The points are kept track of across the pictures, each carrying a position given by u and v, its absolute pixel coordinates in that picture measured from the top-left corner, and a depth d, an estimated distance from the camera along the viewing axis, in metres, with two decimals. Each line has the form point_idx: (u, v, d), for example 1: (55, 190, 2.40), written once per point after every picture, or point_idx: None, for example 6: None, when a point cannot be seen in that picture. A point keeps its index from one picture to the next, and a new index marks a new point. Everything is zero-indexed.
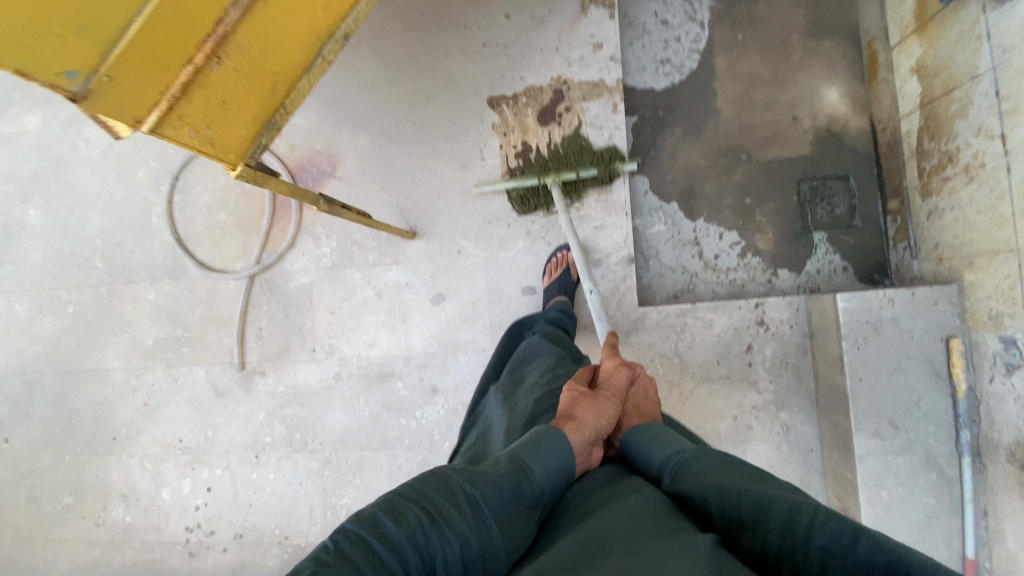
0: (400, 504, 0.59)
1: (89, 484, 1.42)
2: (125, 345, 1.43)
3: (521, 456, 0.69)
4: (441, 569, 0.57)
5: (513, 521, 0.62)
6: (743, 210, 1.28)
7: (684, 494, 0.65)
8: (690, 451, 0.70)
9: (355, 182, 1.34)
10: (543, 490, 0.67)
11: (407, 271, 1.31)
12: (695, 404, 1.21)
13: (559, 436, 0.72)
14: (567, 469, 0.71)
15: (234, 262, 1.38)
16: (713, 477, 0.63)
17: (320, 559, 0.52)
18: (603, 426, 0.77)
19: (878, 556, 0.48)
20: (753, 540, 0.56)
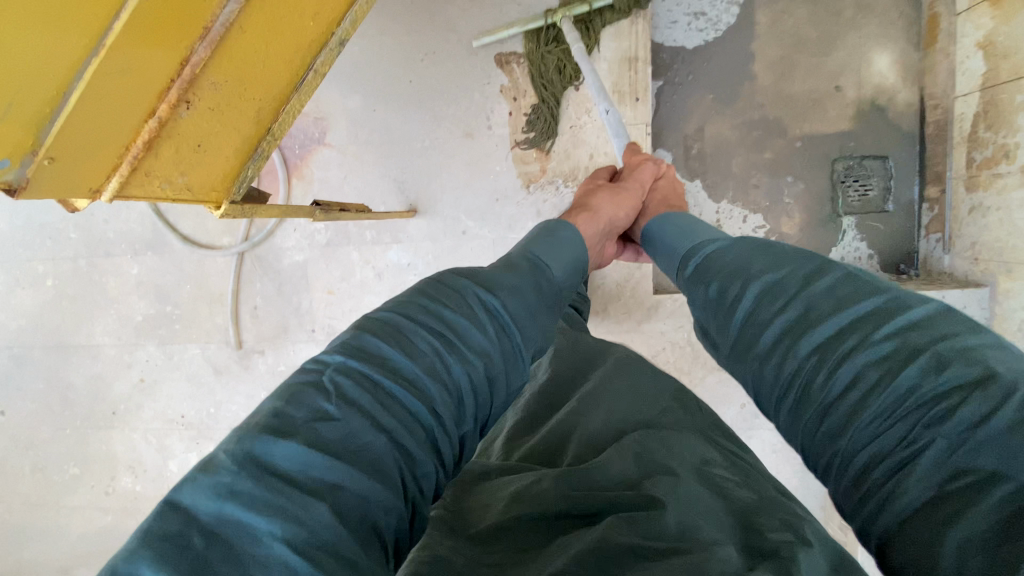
0: (409, 334, 0.54)
1: (95, 455, 1.43)
2: (112, 320, 1.36)
3: (536, 256, 0.73)
4: (467, 391, 0.55)
5: (535, 325, 0.64)
6: (770, 191, 1.19)
7: (720, 292, 0.62)
8: (729, 244, 0.68)
9: (347, 150, 1.21)
10: (556, 286, 0.72)
11: (409, 251, 1.23)
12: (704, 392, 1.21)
13: (569, 233, 0.79)
14: (581, 261, 0.80)
15: (220, 237, 1.28)
16: (757, 280, 0.59)
17: (320, 411, 0.45)
18: (618, 215, 0.94)
19: (929, 376, 0.43)
20: (788, 346, 0.52)
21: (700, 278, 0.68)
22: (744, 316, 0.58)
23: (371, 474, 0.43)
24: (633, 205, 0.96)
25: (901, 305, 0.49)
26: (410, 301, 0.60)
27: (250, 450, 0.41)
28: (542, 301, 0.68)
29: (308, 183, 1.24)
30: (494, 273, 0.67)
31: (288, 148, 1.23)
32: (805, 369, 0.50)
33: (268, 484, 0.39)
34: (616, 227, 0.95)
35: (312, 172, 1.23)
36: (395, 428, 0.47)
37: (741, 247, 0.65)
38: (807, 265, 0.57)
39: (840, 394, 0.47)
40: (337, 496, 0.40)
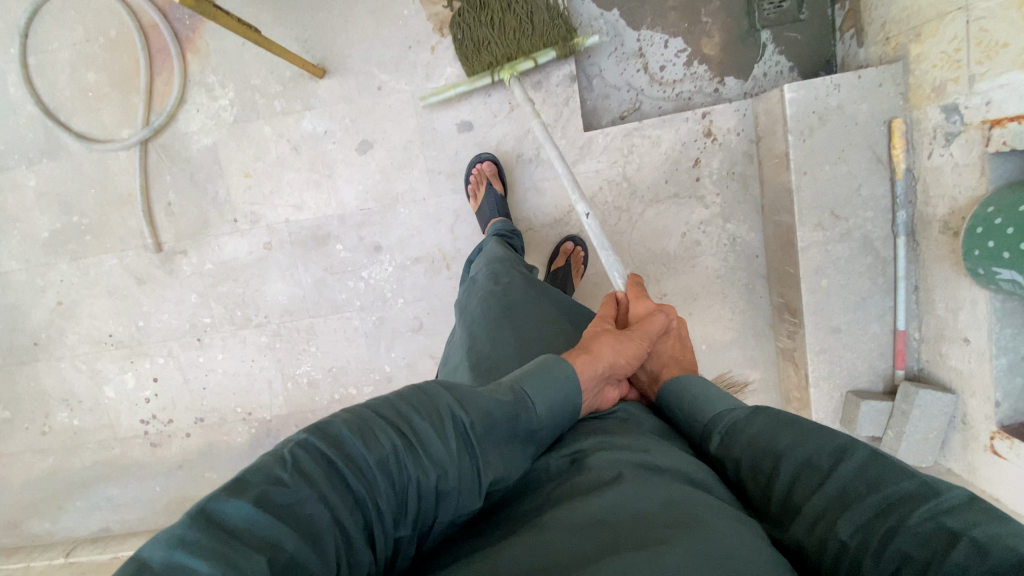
0: (373, 422, 0.48)
1: (24, 392, 1.34)
2: (17, 242, 1.26)
3: (524, 390, 0.59)
4: (415, 498, 0.48)
5: (498, 452, 0.53)
6: (687, 12, 1.16)
7: (749, 468, 0.54)
8: (745, 411, 0.60)
9: (241, 13, 1.12)
10: (535, 428, 0.58)
11: (324, 117, 1.16)
12: (646, 228, 1.19)
13: (569, 368, 0.63)
14: (573, 405, 0.62)
15: (118, 131, 1.19)
16: (785, 452, 0.52)
17: (273, 475, 0.41)
18: (620, 364, 0.68)
19: (976, 561, 0.37)
20: (825, 525, 0.45)
21: (720, 450, 0.58)
22: (779, 497, 0.50)
23: (309, 543, 0.39)
24: (639, 359, 0.71)
25: (935, 489, 0.43)
26: (387, 396, 0.52)
27: (200, 505, 0.39)
28: (516, 429, 0.56)
29: (204, 57, 1.15)
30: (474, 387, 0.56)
31: (176, 20, 1.14)
32: (844, 550, 0.43)
33: (210, 538, 0.37)
34: (620, 373, 0.69)
35: (206, 44, 1.15)
36: (338, 509, 0.42)
37: (763, 413, 0.57)
38: (835, 439, 0.50)
39: (878, 569, 0.40)
40: (274, 553, 0.37)
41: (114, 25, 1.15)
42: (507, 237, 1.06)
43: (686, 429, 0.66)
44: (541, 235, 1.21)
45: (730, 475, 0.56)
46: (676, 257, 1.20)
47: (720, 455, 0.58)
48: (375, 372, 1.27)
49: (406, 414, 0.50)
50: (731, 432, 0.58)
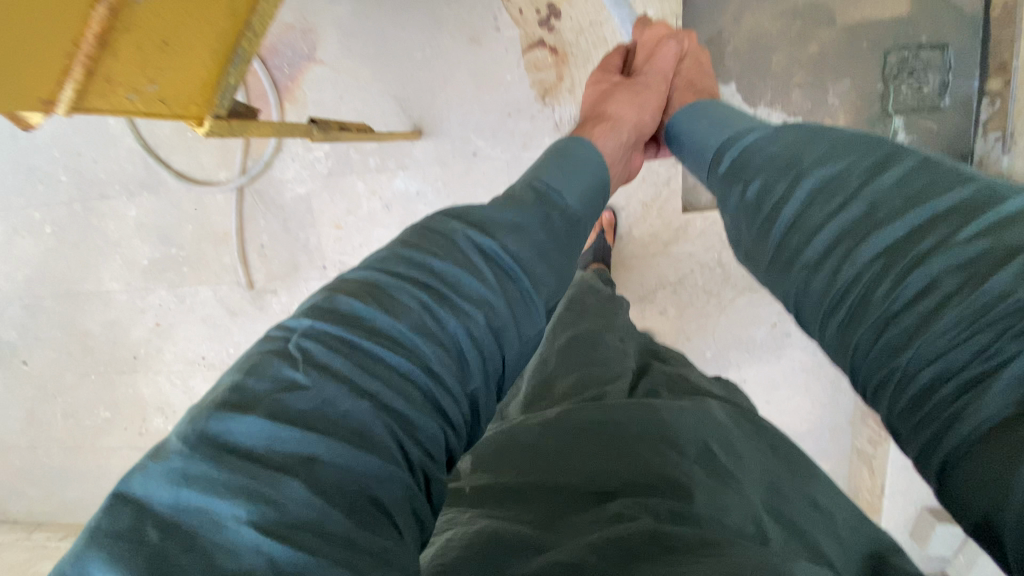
0: (388, 290, 0.47)
1: (124, 398, 1.44)
2: (118, 266, 1.32)
3: (546, 183, 0.63)
4: (468, 345, 0.48)
5: (540, 271, 0.55)
6: (813, 91, 1.07)
7: (763, 191, 0.55)
8: (773, 129, 0.60)
9: (341, 67, 1.09)
10: (571, 216, 0.62)
11: (417, 178, 1.15)
12: (734, 314, 1.16)
13: (586, 150, 0.70)
14: (598, 180, 0.69)
15: (216, 172, 1.20)
16: (809, 171, 0.52)
17: (288, 381, 0.40)
18: (640, 118, 0.84)
19: (1021, 279, 0.38)
20: (845, 255, 0.46)
21: (737, 173, 0.60)
22: (796, 215, 0.51)
23: (354, 443, 0.38)
24: (654, 102, 0.85)
25: (987, 189, 0.43)
26: (390, 257, 0.52)
27: (202, 431, 0.36)
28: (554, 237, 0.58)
29: (301, 107, 1.13)
30: (485, 211, 0.56)
31: (276, 68, 1.11)
32: (862, 279, 0.45)
33: (230, 462, 0.35)
34: (641, 127, 0.85)
35: (304, 95, 1.12)
36: (380, 391, 0.41)
37: (802, 128, 0.57)
38: (874, 153, 0.50)
39: (908, 303, 0.42)
40: (310, 462, 0.36)
41: None
42: None
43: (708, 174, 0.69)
44: None
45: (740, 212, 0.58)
46: (761, 346, 1.17)
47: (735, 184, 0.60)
48: None
49: (424, 263, 0.51)
50: (748, 157, 0.59)
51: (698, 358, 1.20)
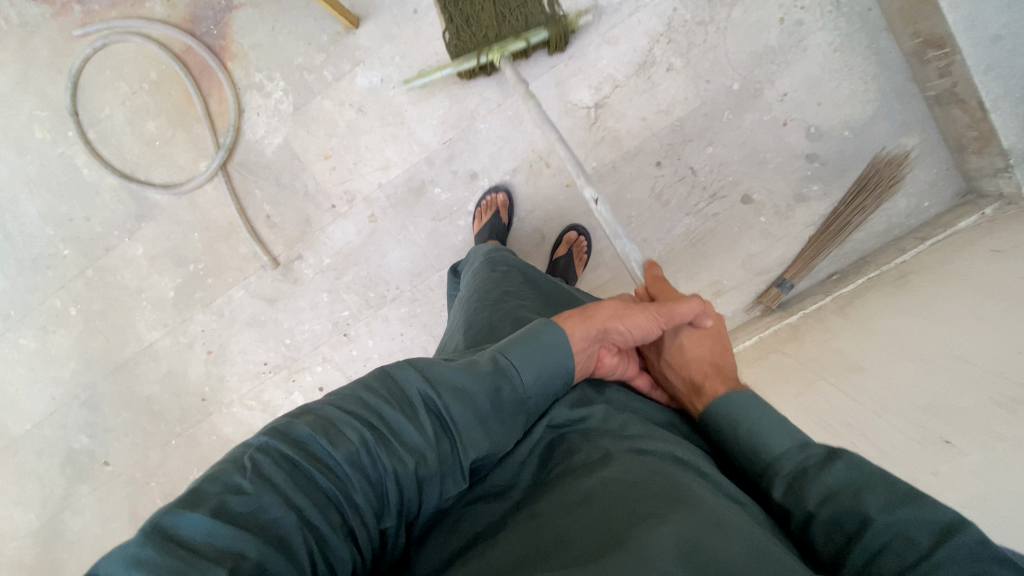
0: (339, 420, 0.47)
1: (211, 450, 1.36)
2: (150, 312, 1.29)
3: (507, 362, 0.56)
4: (393, 489, 0.47)
5: (483, 437, 0.52)
6: None
7: (828, 523, 0.47)
8: (817, 447, 0.52)
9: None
10: (523, 397, 0.56)
11: (375, 66, 1.12)
12: (736, 32, 1.08)
13: (560, 332, 0.60)
14: (565, 370, 0.59)
15: (195, 165, 1.19)
16: (877, 516, 0.44)
17: (231, 484, 0.41)
18: (615, 326, 0.65)
19: None
20: (859, 557, 0.44)
21: (789, 502, 0.50)
22: (812, 503, 0.48)
23: (274, 546, 0.39)
24: (643, 329, 0.66)
25: (989, 545, 0.39)
26: (349, 394, 0.51)
27: (157, 521, 0.37)
28: (499, 405, 0.54)
29: (242, 59, 1.13)
30: (451, 365, 0.54)
31: (205, 33, 1.12)
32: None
33: (169, 553, 0.36)
34: (619, 339, 0.66)
35: (240, 46, 1.12)
36: (310, 511, 0.42)
37: (835, 450, 0.50)
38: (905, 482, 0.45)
39: None
40: (237, 563, 0.37)
41: (152, 65, 1.15)
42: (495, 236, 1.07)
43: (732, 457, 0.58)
44: (630, 89, 1.12)
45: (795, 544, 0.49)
46: (781, 49, 1.08)
47: (786, 505, 0.50)
48: None
49: (374, 407, 0.49)
50: (801, 480, 0.50)
51: (729, 97, 1.10)
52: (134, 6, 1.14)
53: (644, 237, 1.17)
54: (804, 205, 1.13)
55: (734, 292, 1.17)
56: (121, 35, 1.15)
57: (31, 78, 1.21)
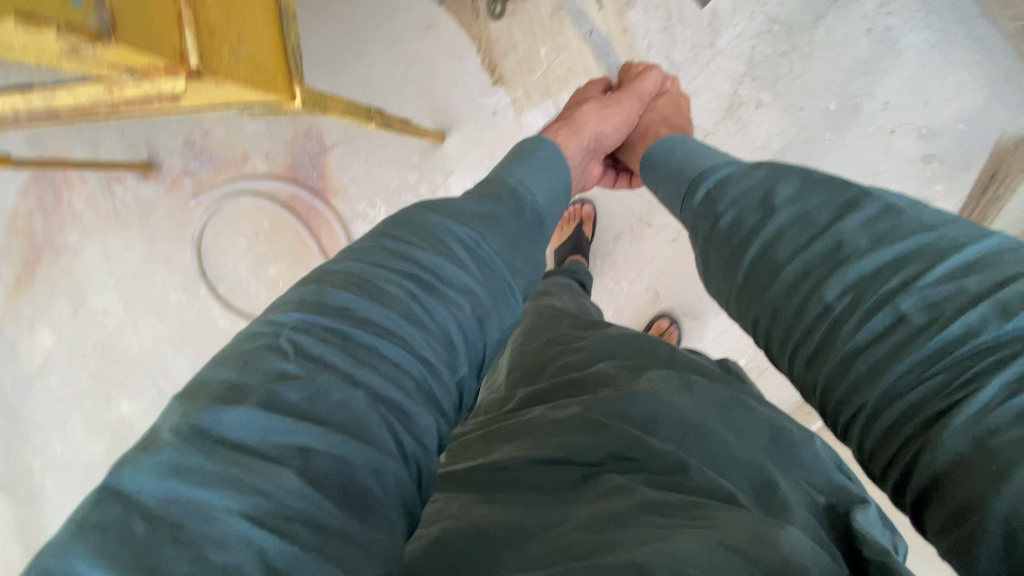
0: (375, 279, 0.50)
1: None
2: None
3: (518, 181, 0.71)
4: (454, 333, 0.51)
5: (516, 257, 0.63)
6: None
7: (731, 224, 0.57)
8: (745, 168, 0.61)
9: (350, 136, 1.16)
10: (537, 222, 0.69)
11: (467, 171, 1.16)
12: (823, 54, 1.04)
13: (555, 154, 0.80)
14: (561, 182, 0.78)
15: None
16: (784, 206, 0.54)
17: (278, 371, 0.40)
18: (603, 131, 0.92)
19: (970, 324, 0.40)
20: (811, 287, 0.48)
21: (707, 206, 0.62)
22: (762, 249, 0.53)
23: (350, 432, 0.39)
24: (620, 118, 0.94)
25: (941, 247, 0.44)
26: (369, 246, 0.55)
27: (195, 423, 0.37)
28: (524, 227, 0.66)
29: (344, 193, 1.19)
30: (465, 202, 0.64)
31: (306, 178, 1.19)
32: (829, 313, 0.46)
33: (221, 451, 0.35)
34: (605, 141, 0.94)
35: (340, 182, 1.19)
36: (361, 372, 0.42)
37: (766, 168, 0.59)
38: (839, 192, 0.52)
39: (863, 334, 0.44)
40: (304, 463, 0.36)
41: (263, 216, 1.23)
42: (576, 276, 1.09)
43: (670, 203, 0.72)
44: (721, 134, 1.11)
45: (712, 237, 0.59)
46: (875, 61, 1.04)
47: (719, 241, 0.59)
48: None
49: (403, 259, 0.54)
50: (726, 186, 0.61)
51: (828, 118, 1.07)
52: (238, 166, 1.20)
53: None
54: (928, 208, 1.08)
55: None
56: (231, 195, 1.21)
57: (150, 250, 1.28)
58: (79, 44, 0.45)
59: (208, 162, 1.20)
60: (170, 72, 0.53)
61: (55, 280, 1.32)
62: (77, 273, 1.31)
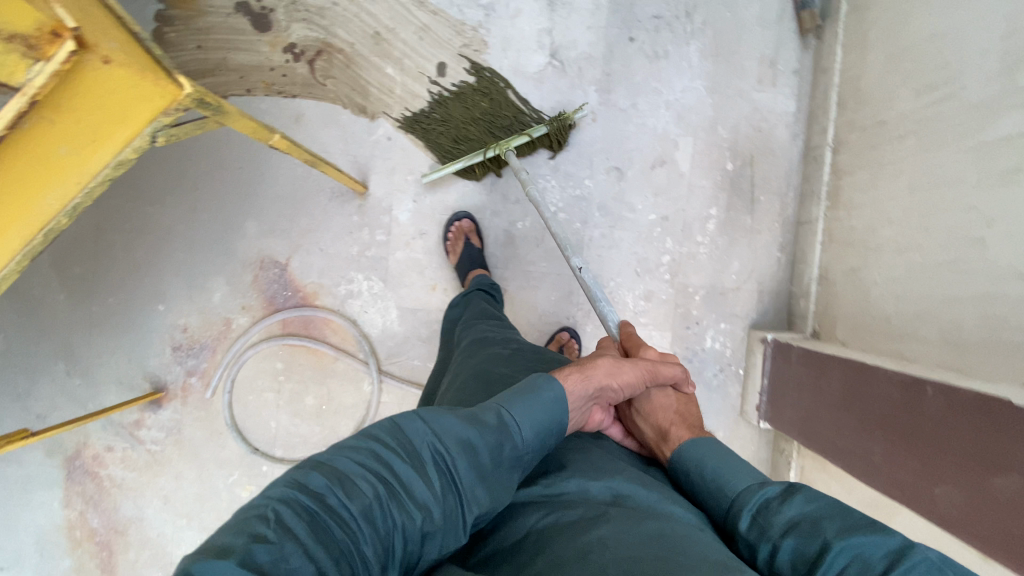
0: (354, 475, 0.54)
1: None
2: None
3: (510, 413, 0.64)
4: (399, 543, 0.53)
5: (489, 486, 0.60)
6: None
7: (791, 554, 0.54)
8: (778, 489, 0.60)
9: (296, 242, 1.23)
10: (521, 453, 0.63)
11: (402, 196, 1.23)
12: None
13: (559, 388, 0.69)
14: (560, 419, 0.68)
15: (361, 392, 1.25)
16: (834, 541, 0.51)
17: (256, 534, 0.46)
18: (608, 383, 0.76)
19: None
20: None
21: (755, 535, 0.58)
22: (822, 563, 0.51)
23: None
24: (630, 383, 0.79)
25: None
26: (362, 435, 0.59)
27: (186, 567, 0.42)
28: (498, 468, 0.61)
29: (323, 289, 1.23)
30: (454, 417, 0.62)
31: (285, 301, 1.23)
32: None
33: None
34: (607, 395, 0.77)
35: (313, 283, 1.23)
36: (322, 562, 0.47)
37: (801, 495, 0.58)
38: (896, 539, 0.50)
39: None
40: None
41: (271, 360, 1.24)
42: (491, 290, 1.11)
43: (710, 506, 0.66)
44: (561, 22, 1.21)
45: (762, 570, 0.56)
46: None
47: (750, 537, 0.58)
48: (655, 223, 1.22)
49: (385, 459, 0.57)
50: (765, 508, 0.59)
51: None
52: (226, 334, 1.24)
53: (679, 90, 1.21)
54: None
55: (781, 50, 1.20)
56: (235, 363, 1.23)
57: (200, 465, 1.25)
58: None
59: (201, 351, 1.24)
60: (57, 35, 0.45)
61: (137, 560, 1.26)
62: (152, 537, 1.26)
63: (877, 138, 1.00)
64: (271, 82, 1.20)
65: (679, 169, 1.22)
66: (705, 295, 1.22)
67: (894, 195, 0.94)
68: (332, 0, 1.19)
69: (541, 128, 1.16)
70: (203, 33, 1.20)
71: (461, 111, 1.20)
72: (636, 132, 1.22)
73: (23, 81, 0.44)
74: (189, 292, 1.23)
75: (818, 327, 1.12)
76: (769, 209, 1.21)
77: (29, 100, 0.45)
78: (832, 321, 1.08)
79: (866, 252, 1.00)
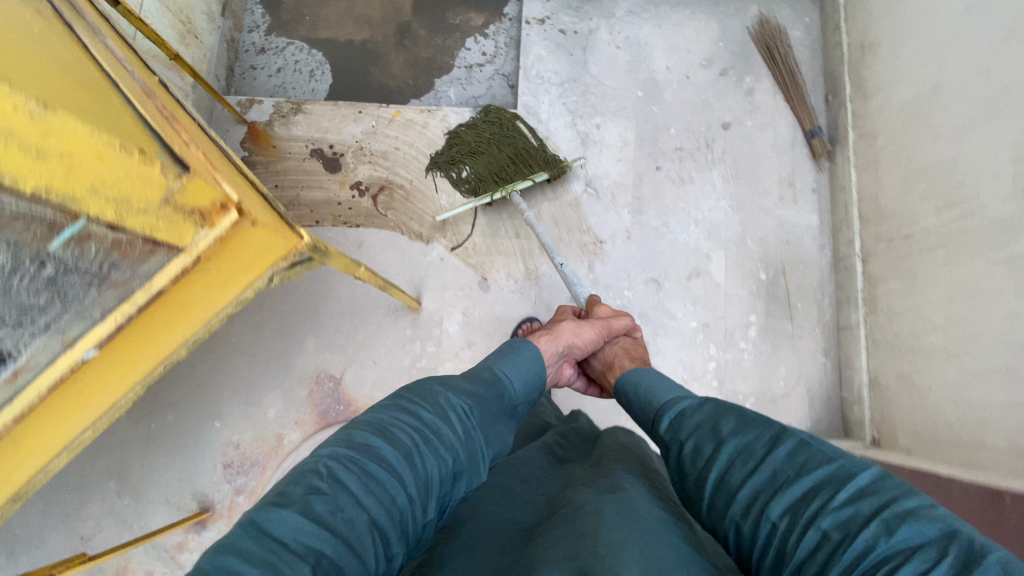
0: (389, 426, 0.58)
1: None
2: None
3: (498, 372, 0.73)
4: (440, 484, 0.57)
5: (495, 433, 0.66)
6: (448, 31, 1.50)
7: (692, 451, 0.60)
8: (694, 400, 0.66)
9: (351, 356, 1.29)
10: (514, 399, 0.72)
11: (451, 311, 1.31)
12: (606, 75, 1.40)
13: (533, 352, 0.80)
14: (540, 378, 0.79)
15: None
16: (728, 439, 0.57)
17: (312, 485, 0.50)
18: (573, 337, 0.96)
19: (898, 544, 0.44)
20: (762, 506, 0.51)
21: (669, 436, 0.64)
22: (722, 468, 0.56)
23: (348, 546, 0.47)
24: (588, 338, 0.99)
25: (851, 471, 0.50)
26: (386, 403, 0.62)
27: (252, 519, 0.46)
28: (499, 410, 0.68)
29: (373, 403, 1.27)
30: (461, 379, 0.69)
31: (338, 414, 1.27)
32: (778, 531, 0.49)
33: (269, 547, 0.44)
34: (572, 349, 0.97)
35: (365, 396, 1.27)
36: (374, 510, 0.50)
37: (710, 402, 0.63)
38: (772, 427, 0.56)
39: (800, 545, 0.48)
40: (317, 560, 0.45)
41: None
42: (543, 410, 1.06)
43: (638, 418, 0.74)
44: (594, 156, 1.36)
45: (675, 468, 0.62)
46: (639, 57, 1.41)
47: (667, 441, 0.64)
48: (697, 330, 1.26)
49: (414, 411, 0.61)
50: (680, 416, 0.64)
51: (645, 100, 1.38)
52: (278, 450, 1.25)
53: (707, 209, 1.32)
54: (757, 94, 1.37)
55: (798, 172, 1.32)
56: None
57: None
58: (182, 189, 0.47)
59: (252, 467, 1.25)
60: (225, 207, 0.51)
61: None
62: None
63: (905, 250, 1.05)
64: (338, 214, 1.35)
65: (714, 281, 1.28)
66: (755, 403, 1.22)
67: (934, 302, 0.97)
68: (395, 144, 1.38)
69: (545, 172, 1.26)
70: (280, 175, 1.38)
71: (473, 136, 1.35)
72: (670, 248, 1.31)
73: (190, 245, 0.50)
74: (243, 406, 1.27)
75: (878, 434, 1.10)
76: (807, 316, 1.25)
77: (195, 259, 0.51)
78: (892, 428, 1.06)
79: (915, 358, 1.01)
